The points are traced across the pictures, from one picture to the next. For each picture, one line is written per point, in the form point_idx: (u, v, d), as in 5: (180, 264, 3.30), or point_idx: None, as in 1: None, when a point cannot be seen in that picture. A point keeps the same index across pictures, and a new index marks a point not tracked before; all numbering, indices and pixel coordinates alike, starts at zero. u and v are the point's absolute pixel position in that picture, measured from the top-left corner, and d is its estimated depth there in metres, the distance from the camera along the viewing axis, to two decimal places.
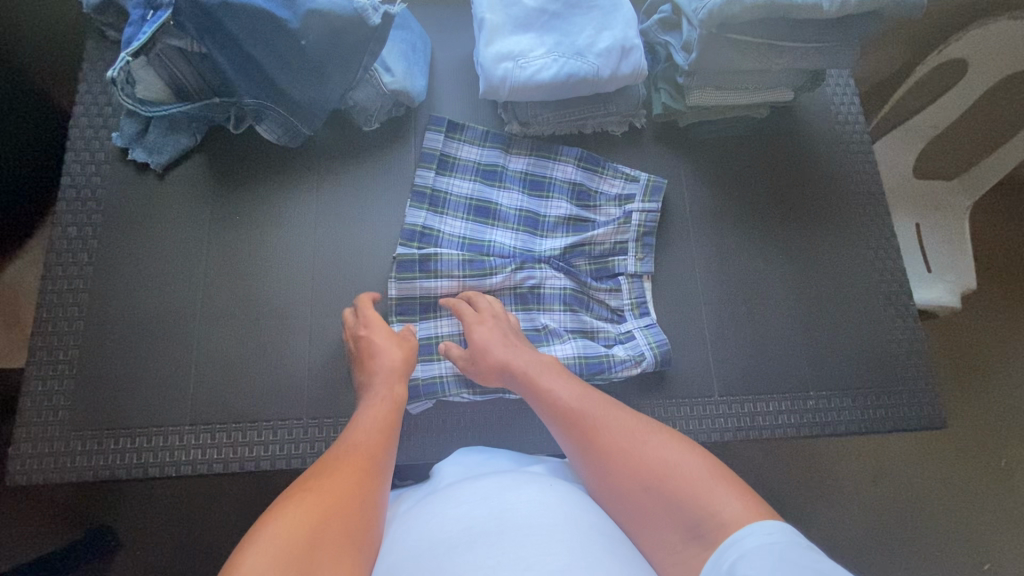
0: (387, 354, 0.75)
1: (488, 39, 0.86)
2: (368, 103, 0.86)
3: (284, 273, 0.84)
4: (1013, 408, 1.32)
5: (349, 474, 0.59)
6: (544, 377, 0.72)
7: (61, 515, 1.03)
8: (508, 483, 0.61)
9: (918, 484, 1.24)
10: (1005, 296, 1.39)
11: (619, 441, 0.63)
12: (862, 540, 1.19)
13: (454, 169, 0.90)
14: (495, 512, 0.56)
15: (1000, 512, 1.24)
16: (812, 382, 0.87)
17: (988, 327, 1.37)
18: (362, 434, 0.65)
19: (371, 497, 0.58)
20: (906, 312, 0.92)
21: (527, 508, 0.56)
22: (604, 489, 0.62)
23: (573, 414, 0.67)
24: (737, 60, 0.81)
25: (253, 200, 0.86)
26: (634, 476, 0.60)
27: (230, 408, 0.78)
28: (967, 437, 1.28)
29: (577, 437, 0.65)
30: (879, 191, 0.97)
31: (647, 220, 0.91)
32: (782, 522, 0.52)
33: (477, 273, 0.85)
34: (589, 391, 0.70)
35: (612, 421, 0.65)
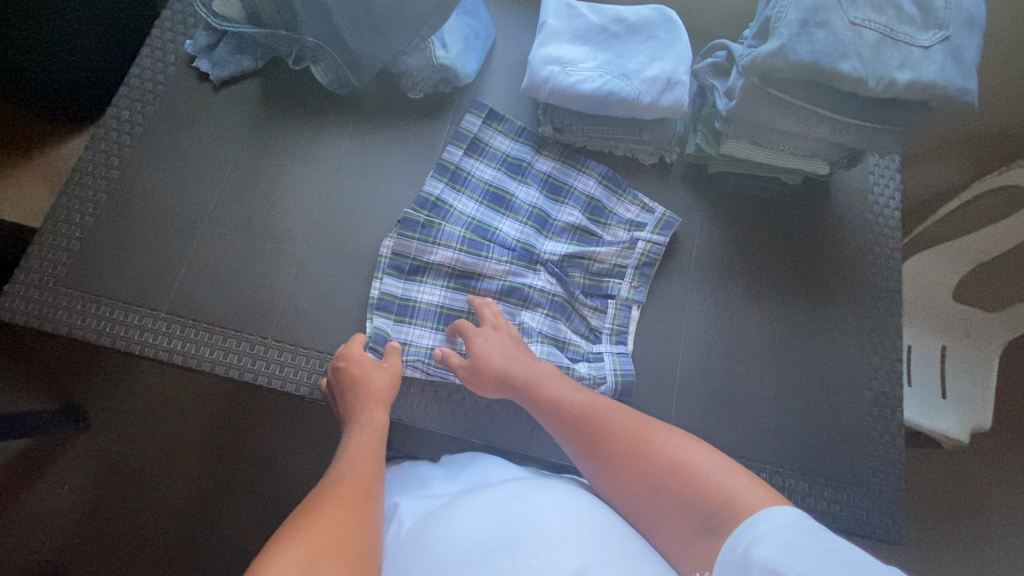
0: (381, 388, 0.75)
1: (543, 41, 0.89)
2: (417, 70, 0.90)
3: (295, 204, 0.88)
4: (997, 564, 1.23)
5: (348, 501, 0.58)
6: (546, 384, 0.73)
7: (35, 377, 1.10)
8: (516, 490, 0.62)
9: None
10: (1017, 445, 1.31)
11: (623, 442, 0.64)
12: None
13: (482, 154, 0.93)
14: (503, 524, 0.58)
15: None
16: (772, 456, 0.85)
17: (991, 473, 1.30)
18: (355, 464, 0.64)
19: (372, 518, 0.58)
20: (891, 415, 0.88)
21: (540, 516, 0.58)
22: (615, 492, 0.63)
23: (577, 421, 0.68)
24: (777, 118, 0.81)
25: (289, 131, 0.91)
26: (642, 478, 0.61)
27: (208, 310, 0.82)
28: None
29: (584, 444, 0.66)
30: (896, 289, 0.94)
31: (651, 251, 0.91)
32: (797, 507, 0.53)
33: (474, 251, 0.87)
34: (590, 395, 0.71)
35: (611, 426, 0.66)
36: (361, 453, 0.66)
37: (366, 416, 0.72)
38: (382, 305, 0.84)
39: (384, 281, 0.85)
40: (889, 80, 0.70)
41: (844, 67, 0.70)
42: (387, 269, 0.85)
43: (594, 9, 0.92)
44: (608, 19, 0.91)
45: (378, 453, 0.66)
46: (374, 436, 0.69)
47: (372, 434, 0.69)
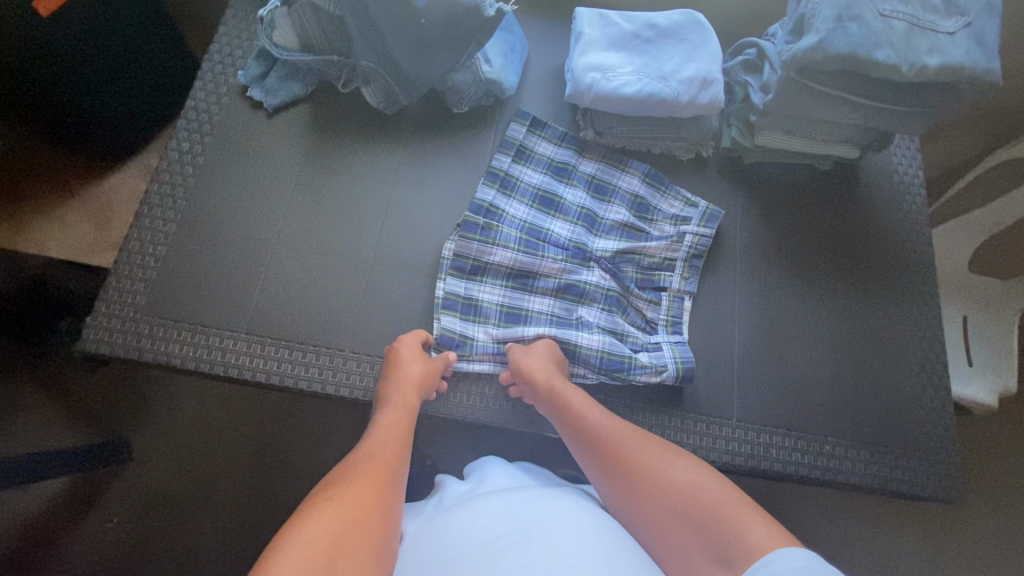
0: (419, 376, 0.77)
1: (582, 50, 0.94)
2: (464, 86, 0.94)
3: (357, 220, 0.92)
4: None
5: (378, 477, 0.61)
6: (577, 407, 0.76)
7: (101, 409, 1.14)
8: (532, 497, 0.68)
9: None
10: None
11: (646, 469, 0.68)
12: None
13: (529, 160, 0.97)
14: (517, 525, 0.63)
15: None
16: (831, 429, 0.88)
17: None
18: (383, 448, 0.66)
19: (393, 508, 0.60)
20: (938, 382, 0.92)
21: (553, 520, 0.64)
22: (633, 515, 0.67)
23: (606, 442, 0.72)
24: (812, 108, 0.86)
25: (344, 151, 0.95)
26: (663, 504, 0.65)
27: (284, 327, 0.85)
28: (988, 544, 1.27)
29: (608, 464, 0.70)
30: (930, 262, 0.99)
31: (699, 243, 0.95)
32: (807, 548, 0.55)
33: (531, 252, 0.90)
34: (618, 421, 0.75)
35: (638, 453, 0.70)
36: (393, 434, 0.69)
37: (398, 396, 0.75)
38: (447, 304, 0.87)
39: (447, 281, 0.88)
40: (921, 65, 0.76)
41: (878, 57, 0.75)
42: (448, 270, 0.88)
43: (626, 17, 0.97)
44: (640, 26, 0.96)
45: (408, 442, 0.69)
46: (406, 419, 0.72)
47: (406, 417, 0.72)
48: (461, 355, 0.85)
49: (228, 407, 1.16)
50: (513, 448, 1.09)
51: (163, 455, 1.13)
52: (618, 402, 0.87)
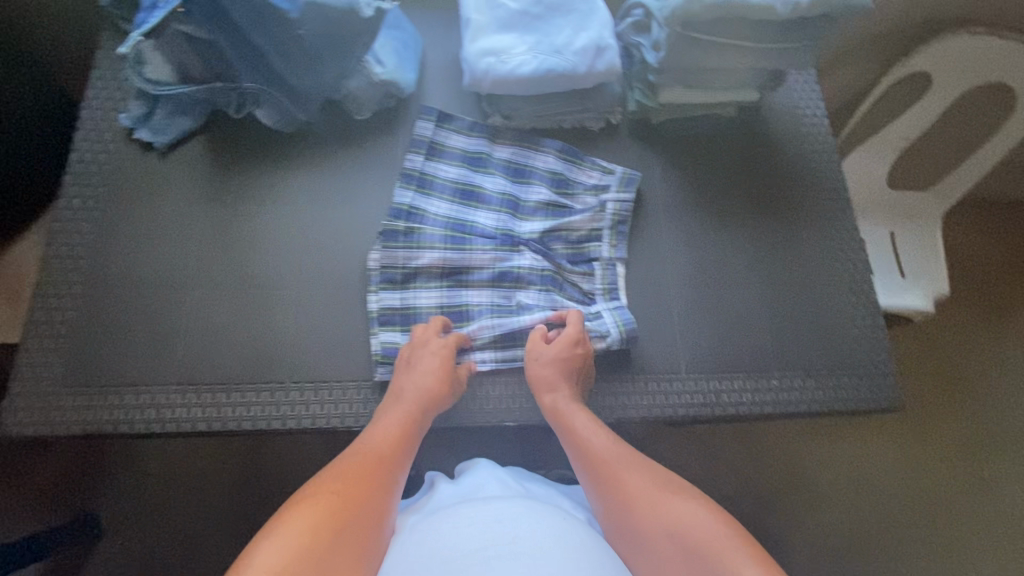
0: (430, 373, 0.79)
1: (473, 37, 0.92)
2: (360, 92, 0.91)
3: (276, 246, 0.89)
4: (980, 416, 1.48)
5: (361, 482, 0.69)
6: (580, 423, 0.80)
7: (62, 487, 1.11)
8: (519, 510, 0.70)
9: (893, 489, 1.41)
10: (969, 316, 1.56)
11: (639, 496, 0.73)
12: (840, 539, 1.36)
13: (442, 155, 0.96)
14: (500, 540, 0.65)
15: (965, 508, 1.40)
16: (775, 364, 0.92)
17: (961, 346, 1.53)
18: (381, 442, 0.75)
19: (376, 502, 0.69)
20: (866, 300, 0.97)
21: (537, 537, 0.66)
22: (623, 533, 0.72)
23: (602, 464, 0.76)
24: (703, 58, 0.87)
25: (249, 179, 0.92)
26: (653, 527, 0.70)
27: (218, 369, 0.82)
28: (931, 439, 1.45)
29: (602, 482, 0.76)
30: (842, 188, 1.03)
31: (621, 209, 0.96)
32: None
33: (459, 247, 0.89)
34: (618, 442, 0.79)
35: (635, 476, 0.74)
36: (390, 433, 0.76)
37: (409, 387, 0.79)
38: (385, 319, 0.85)
39: (380, 295, 0.86)
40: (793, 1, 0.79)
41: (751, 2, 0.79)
42: (379, 283, 0.86)
43: None
44: (527, 3, 0.95)
45: (405, 437, 0.75)
46: (409, 415, 0.77)
47: (408, 417, 0.77)
48: None
49: (191, 459, 1.14)
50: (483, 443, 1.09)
51: (134, 521, 1.10)
52: None
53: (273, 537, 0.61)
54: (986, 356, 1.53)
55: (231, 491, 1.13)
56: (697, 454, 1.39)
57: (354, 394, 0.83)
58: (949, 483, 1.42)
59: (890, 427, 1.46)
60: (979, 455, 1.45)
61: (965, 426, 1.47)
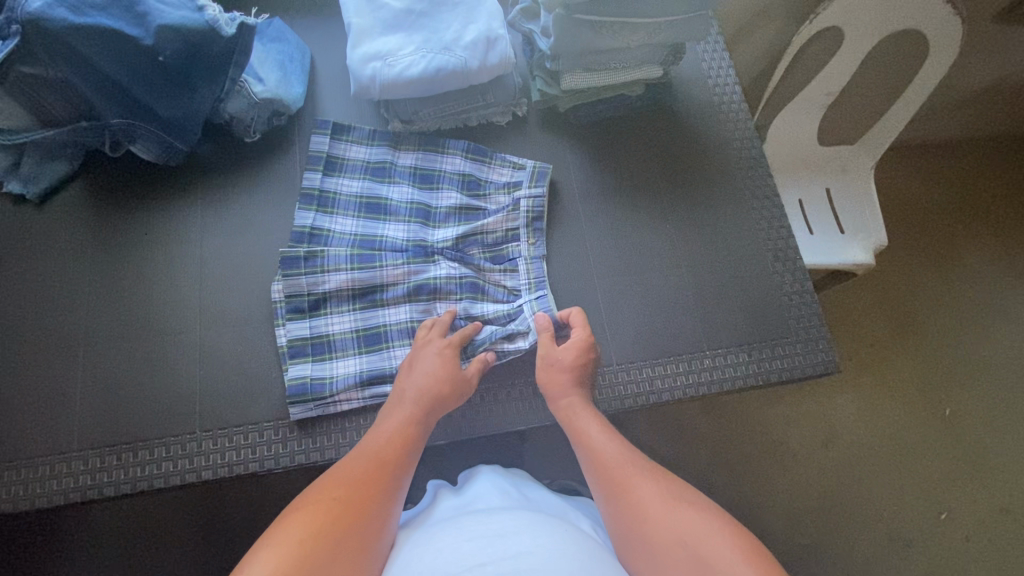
0: (431, 375, 0.77)
1: (355, 42, 0.88)
2: (242, 113, 0.86)
3: (173, 289, 0.84)
4: (937, 358, 1.50)
5: (361, 489, 0.64)
6: (589, 428, 0.74)
7: None
8: (522, 523, 0.64)
9: (859, 442, 1.42)
10: (915, 261, 1.58)
11: (651, 505, 0.64)
12: (812, 501, 1.36)
13: (343, 169, 0.91)
14: (504, 552, 0.59)
15: (930, 450, 1.42)
16: (708, 342, 0.90)
17: (914, 288, 1.56)
18: (385, 448, 0.70)
19: (378, 514, 0.63)
20: (794, 265, 0.95)
21: (538, 549, 0.60)
22: (628, 546, 0.64)
23: (613, 470, 0.69)
24: (594, 40, 0.84)
25: (135, 220, 0.86)
26: (660, 538, 0.61)
27: (121, 428, 0.77)
28: (892, 388, 1.47)
29: (610, 487, 0.68)
30: (758, 155, 1.01)
31: (535, 205, 0.92)
32: None
33: (367, 265, 0.85)
34: (628, 446, 0.72)
35: (645, 481, 0.67)
36: (391, 437, 0.71)
37: (410, 388, 0.76)
38: (295, 351, 0.81)
39: (288, 326, 0.82)
40: None
41: None
42: (286, 313, 0.82)
43: None
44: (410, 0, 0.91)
45: (408, 445, 0.71)
46: (412, 419, 0.73)
47: (410, 418, 0.73)
48: (324, 399, 0.79)
49: (127, 517, 1.07)
50: (434, 458, 1.07)
51: None
52: (501, 385, 0.85)
53: (264, 554, 0.55)
54: (937, 298, 1.55)
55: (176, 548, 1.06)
56: (661, 435, 1.38)
57: (272, 434, 0.78)
58: (910, 428, 1.44)
59: (850, 380, 1.47)
60: (935, 397, 1.47)
61: (919, 370, 1.49)
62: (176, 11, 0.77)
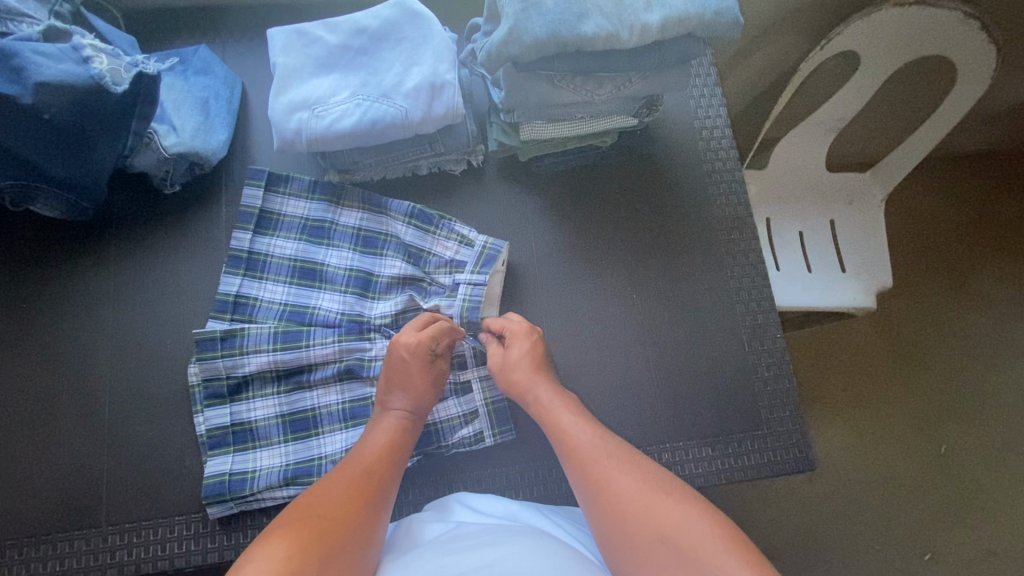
0: (414, 376, 0.71)
1: (281, 86, 0.76)
2: (153, 169, 0.77)
3: (81, 364, 0.76)
4: (942, 395, 1.36)
5: (349, 500, 0.57)
6: (564, 415, 0.66)
7: None
8: (498, 537, 0.56)
9: (848, 490, 1.30)
10: (929, 289, 1.41)
11: (633, 498, 0.57)
12: (794, 551, 1.26)
13: (277, 227, 0.82)
14: (479, 562, 0.51)
15: (930, 495, 1.30)
16: (670, 432, 0.82)
17: (931, 316, 1.40)
18: (371, 457, 0.63)
19: (371, 525, 0.57)
20: (774, 345, 0.86)
21: (514, 558, 0.52)
22: (614, 544, 0.56)
23: (589, 458, 0.61)
24: (553, 94, 0.72)
25: (42, 284, 0.78)
26: (649, 533, 0.54)
27: (23, 521, 0.72)
28: (896, 430, 1.34)
29: (587, 479, 0.60)
30: (744, 212, 0.90)
31: (473, 293, 0.79)
32: None
33: (292, 344, 0.76)
34: (604, 432, 0.64)
35: (627, 471, 0.59)
36: (378, 446, 0.65)
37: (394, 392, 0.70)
38: (215, 442, 0.74)
39: (207, 414, 0.75)
40: (642, 26, 0.64)
41: (587, 32, 0.63)
42: (204, 400, 0.75)
43: (330, 28, 0.80)
44: (347, 35, 0.79)
45: (397, 452, 0.65)
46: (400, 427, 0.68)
47: (399, 424, 0.68)
48: (245, 498, 0.72)
49: None
50: None
51: None
52: (440, 476, 0.79)
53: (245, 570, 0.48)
54: (953, 331, 1.39)
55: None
56: None
57: (183, 529, 0.73)
58: (900, 472, 1.31)
59: (849, 417, 1.34)
60: (930, 433, 1.34)
61: (916, 409, 1.35)
62: (58, 63, 0.65)
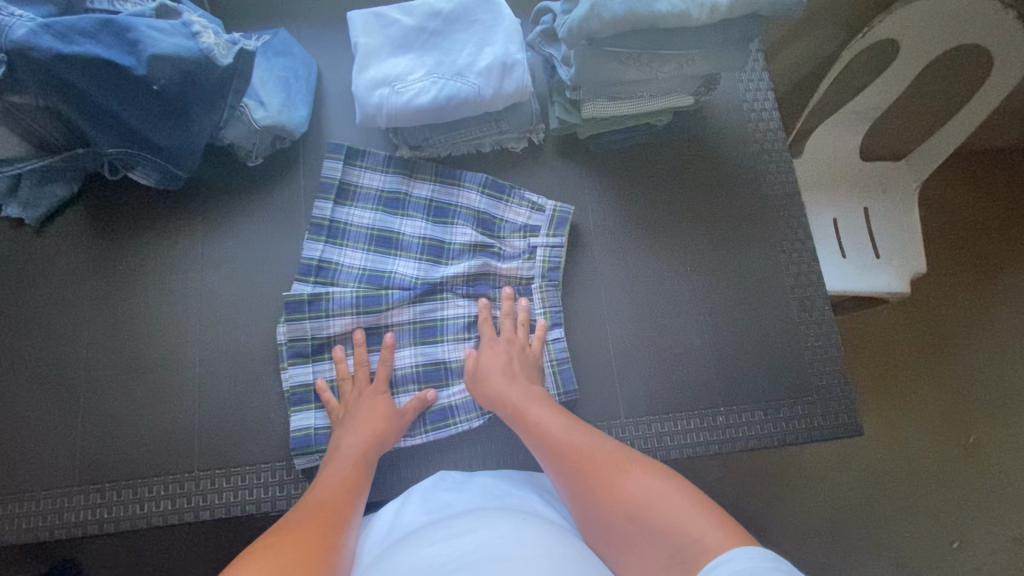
0: (369, 418, 0.74)
1: (362, 65, 0.82)
2: (243, 140, 0.82)
3: (171, 323, 0.82)
4: (971, 385, 1.38)
5: (319, 517, 0.59)
6: (531, 410, 0.73)
7: None
8: (482, 519, 0.59)
9: (878, 470, 1.32)
10: (959, 279, 1.44)
11: (599, 472, 0.63)
12: (826, 530, 1.28)
13: (355, 198, 0.87)
14: (465, 547, 0.54)
15: (960, 480, 1.32)
16: (723, 396, 0.86)
17: (960, 307, 1.43)
18: (333, 486, 0.65)
19: (340, 542, 0.58)
20: (822, 316, 0.89)
21: (500, 539, 0.55)
22: (588, 520, 0.62)
23: (558, 446, 0.68)
24: (620, 72, 0.77)
25: (135, 250, 0.84)
26: (614, 504, 0.60)
27: (121, 465, 0.77)
28: (924, 417, 1.36)
29: (560, 462, 0.67)
30: (793, 190, 0.93)
31: (552, 255, 0.87)
32: (765, 547, 0.49)
33: (373, 308, 0.82)
34: (572, 420, 0.71)
35: (595, 451, 0.66)
36: (342, 475, 0.67)
37: (354, 426, 0.74)
38: (299, 397, 0.79)
39: (292, 371, 0.80)
40: (712, 5, 0.68)
41: (662, 10, 0.67)
42: (289, 358, 0.80)
43: (405, 11, 0.85)
44: (422, 17, 0.84)
45: (358, 482, 0.67)
46: (359, 463, 0.70)
47: (358, 456, 0.71)
48: None
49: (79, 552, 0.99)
50: None
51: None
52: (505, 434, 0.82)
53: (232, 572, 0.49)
54: (982, 322, 1.42)
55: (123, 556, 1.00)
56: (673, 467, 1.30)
57: (269, 476, 0.78)
58: (930, 456, 1.34)
59: (878, 402, 1.37)
60: (958, 423, 1.36)
61: (945, 395, 1.38)
62: (171, 38, 0.71)
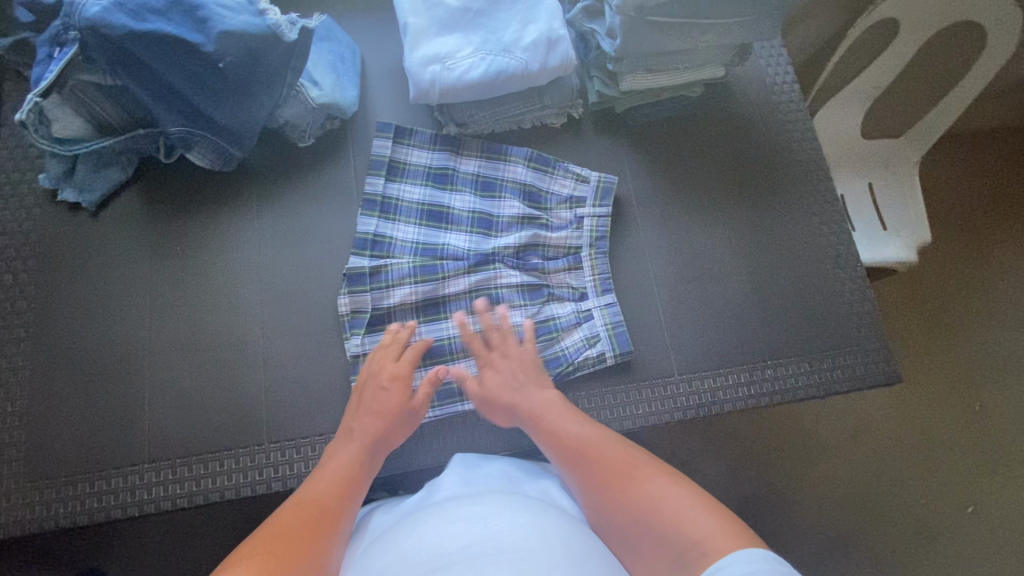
0: (374, 414, 0.72)
1: (412, 43, 0.85)
2: (299, 119, 0.84)
3: (231, 300, 0.83)
4: (975, 352, 1.42)
5: (304, 532, 0.58)
6: (549, 414, 0.72)
7: None
8: (504, 504, 0.60)
9: (899, 435, 1.35)
10: (959, 249, 1.50)
11: (614, 473, 0.65)
12: (857, 496, 1.30)
13: (404, 174, 0.89)
14: (487, 534, 0.54)
15: (974, 443, 1.35)
16: (769, 350, 0.89)
17: (959, 277, 1.48)
18: (327, 491, 0.64)
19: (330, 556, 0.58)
20: (855, 272, 0.93)
21: (522, 528, 0.55)
22: (600, 518, 0.64)
23: (574, 445, 0.69)
24: (661, 43, 0.82)
25: (193, 230, 0.85)
26: (627, 506, 0.62)
27: (191, 440, 0.77)
28: (932, 384, 1.40)
29: (575, 459, 0.68)
30: (818, 156, 0.98)
31: (599, 224, 0.91)
32: (769, 551, 0.52)
33: (431, 278, 0.84)
34: (588, 420, 0.72)
35: (610, 452, 0.67)
36: (336, 479, 0.66)
37: (359, 421, 0.71)
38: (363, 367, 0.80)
39: (356, 340, 0.81)
40: None
41: None
42: (353, 328, 0.82)
43: None
44: None
45: (352, 485, 0.65)
46: (361, 463, 0.68)
47: (357, 459, 0.68)
48: None
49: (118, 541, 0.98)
50: None
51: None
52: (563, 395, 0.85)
53: None
54: (983, 289, 1.47)
55: (166, 543, 0.99)
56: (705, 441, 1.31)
57: None
58: (942, 423, 1.37)
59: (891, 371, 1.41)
60: (966, 391, 1.39)
61: (950, 360, 1.41)
62: (237, 16, 0.74)
